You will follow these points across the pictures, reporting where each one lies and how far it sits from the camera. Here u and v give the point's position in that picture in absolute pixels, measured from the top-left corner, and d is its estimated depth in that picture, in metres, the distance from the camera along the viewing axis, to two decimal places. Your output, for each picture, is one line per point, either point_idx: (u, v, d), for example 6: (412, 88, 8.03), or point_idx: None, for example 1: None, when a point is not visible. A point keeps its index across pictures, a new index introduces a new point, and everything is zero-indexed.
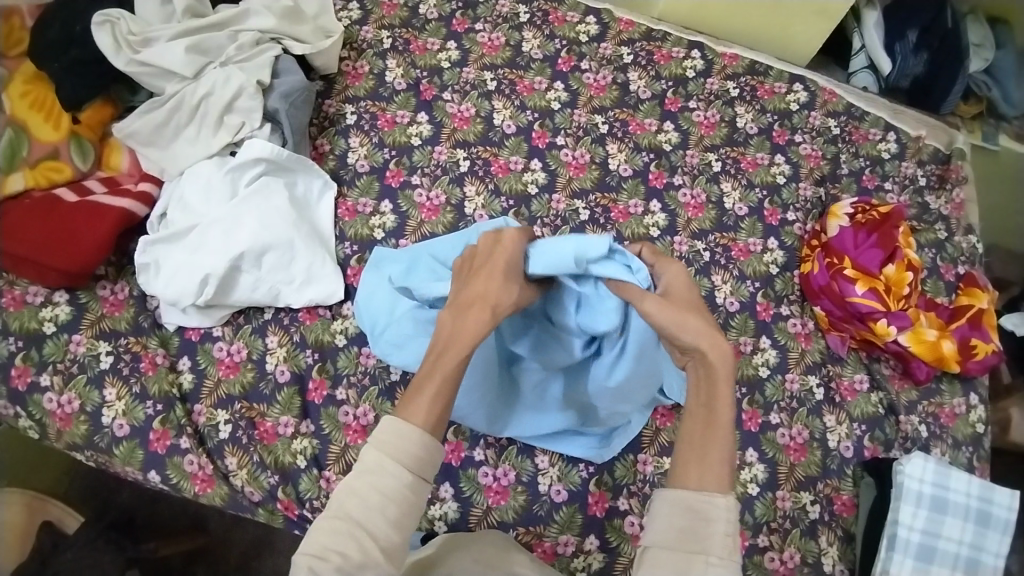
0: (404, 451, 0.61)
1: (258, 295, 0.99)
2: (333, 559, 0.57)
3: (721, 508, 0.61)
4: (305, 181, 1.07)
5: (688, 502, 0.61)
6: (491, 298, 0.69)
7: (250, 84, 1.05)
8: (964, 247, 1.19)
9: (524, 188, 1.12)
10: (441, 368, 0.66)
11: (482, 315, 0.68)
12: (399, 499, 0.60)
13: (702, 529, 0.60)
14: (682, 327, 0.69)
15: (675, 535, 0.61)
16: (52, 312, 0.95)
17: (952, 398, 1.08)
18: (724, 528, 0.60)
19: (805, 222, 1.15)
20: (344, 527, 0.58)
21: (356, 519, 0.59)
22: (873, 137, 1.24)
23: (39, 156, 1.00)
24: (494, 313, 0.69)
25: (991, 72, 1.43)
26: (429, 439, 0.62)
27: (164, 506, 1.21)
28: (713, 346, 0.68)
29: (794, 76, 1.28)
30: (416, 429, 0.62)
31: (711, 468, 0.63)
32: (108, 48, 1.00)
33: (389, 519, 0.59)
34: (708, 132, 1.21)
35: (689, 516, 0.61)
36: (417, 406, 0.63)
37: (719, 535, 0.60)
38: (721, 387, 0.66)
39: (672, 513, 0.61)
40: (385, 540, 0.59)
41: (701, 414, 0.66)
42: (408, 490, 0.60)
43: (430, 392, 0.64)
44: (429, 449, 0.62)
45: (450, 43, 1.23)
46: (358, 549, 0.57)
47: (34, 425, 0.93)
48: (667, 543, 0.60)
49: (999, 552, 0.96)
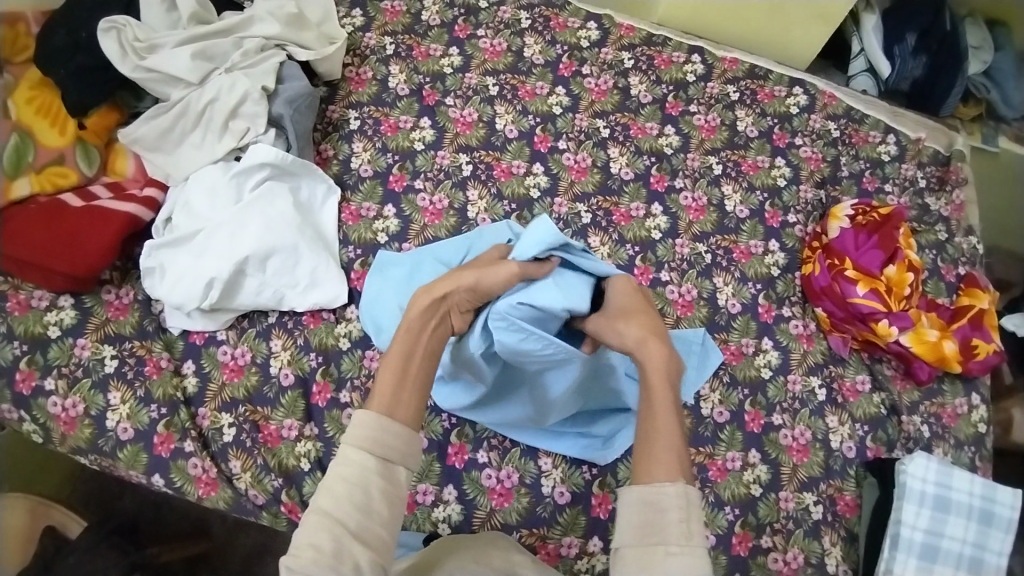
0: (367, 441, 0.66)
1: (262, 298, 0.99)
2: (308, 552, 0.59)
3: (674, 496, 0.65)
4: (309, 186, 1.08)
5: (645, 495, 0.65)
6: (443, 287, 0.79)
7: (254, 90, 1.05)
8: (965, 248, 1.19)
9: (526, 191, 1.13)
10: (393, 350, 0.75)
11: (428, 297, 0.79)
12: (367, 484, 0.64)
13: (660, 519, 0.64)
14: (614, 335, 0.79)
15: (637, 528, 0.64)
16: (57, 316, 0.96)
17: (954, 398, 1.08)
18: (679, 515, 0.64)
19: (806, 224, 1.16)
20: (317, 521, 0.62)
21: (327, 510, 0.62)
22: (873, 139, 1.25)
23: (45, 161, 1.01)
24: (439, 293, 0.79)
25: (991, 75, 1.43)
26: (388, 423, 0.67)
27: (168, 512, 1.21)
28: (647, 346, 0.76)
29: (794, 79, 1.29)
30: (376, 413, 0.68)
31: (659, 460, 0.68)
32: (114, 54, 1.01)
33: (358, 504, 0.62)
34: (709, 135, 1.21)
35: (647, 508, 0.64)
36: (374, 394, 0.70)
37: (675, 522, 0.63)
38: (659, 386, 0.73)
39: (632, 508, 0.65)
40: (360, 525, 0.62)
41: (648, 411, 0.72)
42: (377, 476, 0.64)
43: (385, 381, 0.71)
44: (392, 432, 0.67)
45: (453, 49, 1.24)
46: (331, 538, 0.60)
47: (39, 429, 0.93)
48: (632, 536, 0.64)
49: (1003, 551, 0.96)
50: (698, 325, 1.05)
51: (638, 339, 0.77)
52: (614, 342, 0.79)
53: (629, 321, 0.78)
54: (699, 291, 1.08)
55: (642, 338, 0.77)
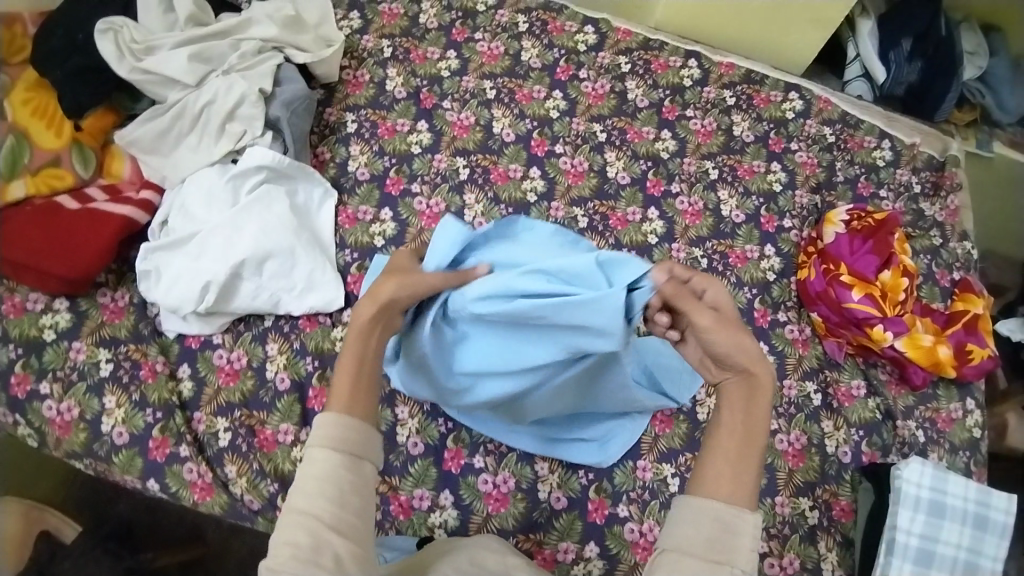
0: (333, 438, 0.59)
1: (258, 302, 0.99)
2: (286, 551, 0.55)
3: (749, 524, 0.57)
4: (306, 189, 1.07)
5: (717, 512, 0.57)
6: (378, 294, 0.67)
7: (251, 93, 1.05)
8: (959, 253, 1.20)
9: (523, 196, 1.13)
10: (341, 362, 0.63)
11: (370, 304, 0.66)
12: (338, 479, 0.58)
13: (727, 540, 0.56)
14: (729, 341, 0.62)
15: (701, 543, 0.56)
16: (52, 319, 0.96)
17: (949, 403, 1.08)
18: (751, 543, 0.57)
19: (802, 229, 1.16)
20: (291, 521, 0.57)
21: (301, 508, 0.57)
22: (868, 144, 1.25)
23: (40, 163, 1.01)
24: (381, 300, 0.67)
25: (985, 80, 1.44)
26: (352, 420, 0.60)
27: (163, 516, 1.21)
28: (759, 370, 0.63)
29: (790, 84, 1.29)
30: (337, 414, 0.60)
31: (741, 481, 0.59)
32: (110, 56, 1.01)
33: (333, 499, 0.57)
34: (705, 140, 1.22)
35: (714, 526, 0.57)
36: (332, 397, 0.62)
37: (746, 549, 0.56)
38: (758, 408, 0.62)
39: (699, 521, 0.57)
40: (338, 520, 0.57)
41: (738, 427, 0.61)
42: (345, 471, 0.59)
43: (342, 378, 0.63)
44: (354, 426, 0.60)
45: (450, 52, 1.25)
46: (307, 534, 0.55)
47: (34, 433, 0.93)
48: (690, 549, 0.56)
49: (997, 556, 0.96)
50: None
51: (748, 365, 0.62)
52: (734, 356, 0.63)
53: (739, 337, 0.62)
54: None
55: (745, 364, 0.62)
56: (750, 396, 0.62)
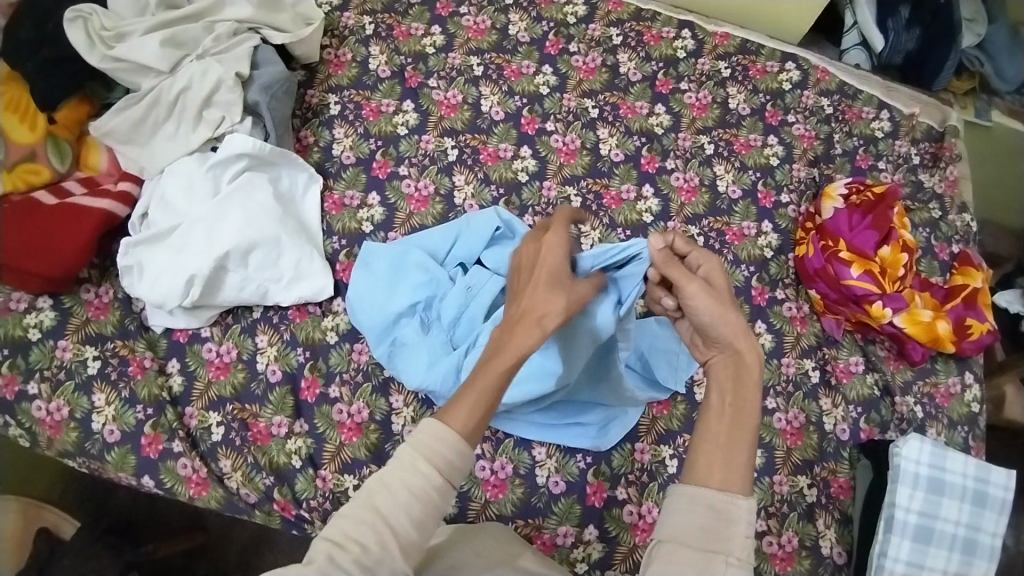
0: (440, 458, 0.58)
1: (246, 293, 0.97)
2: (352, 548, 0.54)
3: (744, 511, 0.56)
4: (289, 175, 1.04)
5: (711, 499, 0.56)
6: (541, 310, 0.63)
7: (228, 77, 1.01)
8: (958, 225, 1.18)
9: (514, 176, 1.10)
10: (482, 385, 0.61)
11: (531, 331, 0.62)
12: (427, 500, 0.57)
13: (723, 528, 0.55)
14: (721, 320, 0.63)
15: (697, 534, 0.55)
16: (36, 318, 0.93)
17: (947, 377, 1.08)
18: (746, 530, 0.55)
19: (799, 204, 1.14)
20: (366, 518, 0.56)
21: (381, 511, 0.56)
22: (866, 115, 1.22)
23: (16, 159, 0.97)
24: (545, 330, 0.63)
25: (984, 46, 1.40)
26: (465, 448, 0.59)
27: (161, 508, 1.20)
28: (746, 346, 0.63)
29: (786, 54, 1.26)
30: (455, 434, 0.58)
31: (733, 466, 0.57)
32: (81, 45, 0.97)
33: (415, 519, 0.56)
34: (700, 114, 1.19)
35: (709, 515, 0.56)
36: (459, 411, 0.59)
37: (741, 537, 0.55)
38: (747, 389, 0.61)
39: (693, 509, 0.56)
40: (409, 541, 0.56)
41: (729, 410, 0.60)
42: (436, 495, 0.57)
43: (475, 398, 0.60)
44: (464, 458, 0.58)
45: (435, 28, 1.20)
46: (377, 541, 0.55)
47: (25, 433, 0.91)
48: (684, 539, 0.55)
49: (997, 531, 0.97)
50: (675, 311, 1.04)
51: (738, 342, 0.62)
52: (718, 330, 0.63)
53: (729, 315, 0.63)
54: None
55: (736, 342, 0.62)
56: (735, 372, 0.62)
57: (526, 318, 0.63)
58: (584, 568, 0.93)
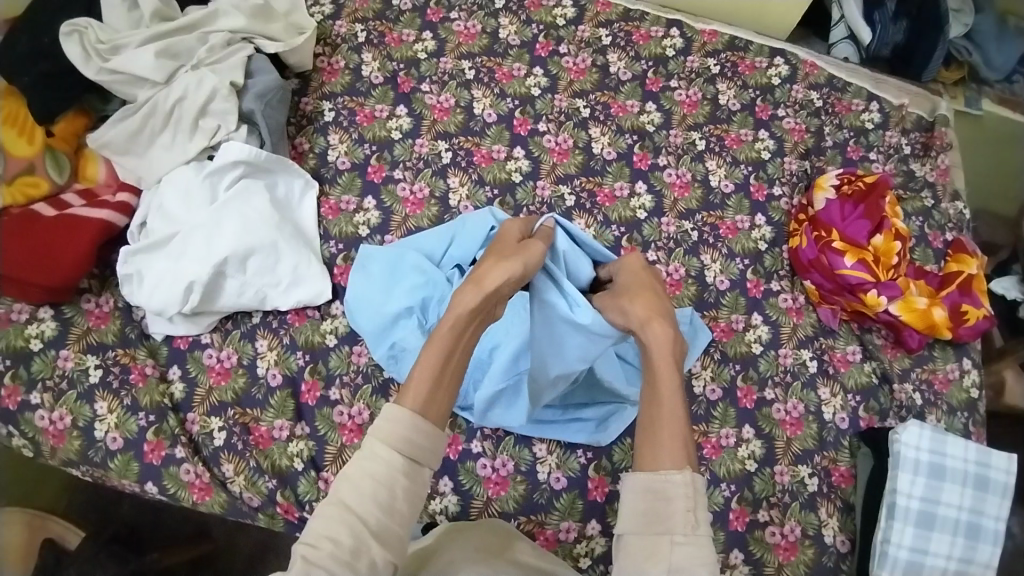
0: (398, 439, 0.63)
1: (244, 299, 0.98)
2: (325, 545, 0.57)
3: (679, 485, 0.65)
4: (286, 182, 1.05)
5: (648, 485, 0.66)
6: (480, 276, 0.76)
7: (223, 86, 1.03)
8: (952, 213, 1.19)
9: (508, 176, 1.11)
10: (428, 353, 0.70)
11: (473, 291, 0.73)
12: (392, 482, 0.61)
13: (664, 508, 0.64)
14: (615, 310, 0.82)
15: (643, 518, 0.65)
16: (37, 329, 0.94)
17: (945, 364, 1.08)
18: (685, 504, 0.64)
19: (791, 196, 1.15)
20: (336, 514, 0.59)
21: (350, 505, 0.60)
22: (856, 107, 1.23)
23: (15, 172, 0.98)
24: (482, 286, 0.74)
25: (971, 37, 1.41)
26: (421, 423, 0.64)
27: (167, 517, 1.20)
28: (651, 324, 0.77)
29: (774, 50, 1.27)
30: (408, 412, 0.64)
31: (663, 446, 0.69)
32: (77, 58, 0.98)
33: (382, 503, 0.60)
34: (690, 111, 1.20)
35: (651, 498, 0.65)
36: (409, 390, 0.67)
37: (680, 511, 0.63)
38: (660, 362, 0.75)
39: (636, 497, 0.66)
40: (380, 526, 0.59)
41: (649, 394, 0.74)
42: (402, 477, 0.62)
43: (423, 374, 0.68)
44: (423, 434, 0.64)
45: (426, 33, 1.22)
46: (350, 534, 0.58)
47: (28, 443, 0.92)
48: (636, 527, 0.65)
49: (1000, 515, 0.97)
50: (687, 304, 1.05)
51: (641, 320, 0.78)
52: (619, 318, 0.81)
53: (633, 299, 0.80)
54: (686, 268, 1.07)
55: (645, 317, 0.78)
56: (648, 357, 0.76)
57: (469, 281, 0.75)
58: (587, 563, 0.94)
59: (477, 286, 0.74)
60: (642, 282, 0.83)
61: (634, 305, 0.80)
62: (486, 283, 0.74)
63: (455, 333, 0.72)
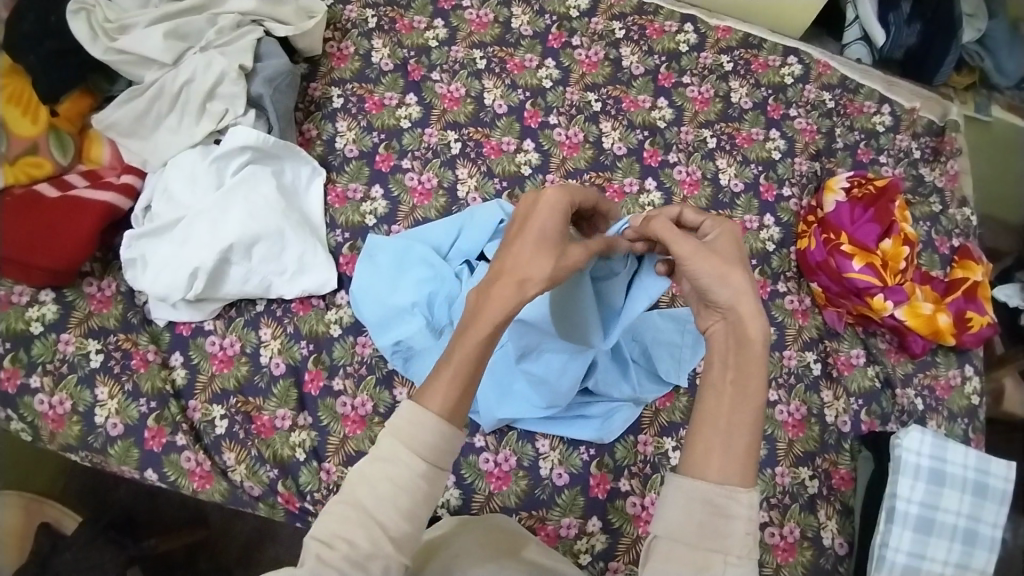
0: (420, 442, 0.58)
1: (249, 286, 0.97)
2: (341, 546, 0.55)
3: (744, 505, 0.55)
4: (293, 168, 1.04)
5: (706, 495, 0.55)
6: (526, 273, 0.61)
7: (231, 69, 1.01)
8: (959, 219, 1.19)
9: (517, 169, 1.10)
10: (458, 357, 0.60)
11: (510, 295, 0.60)
12: (413, 488, 0.57)
13: (721, 526, 0.54)
14: (721, 284, 0.60)
15: (693, 531, 0.55)
16: (38, 312, 0.93)
17: (947, 370, 1.08)
18: (745, 526, 0.54)
19: (801, 197, 1.15)
20: (352, 514, 0.57)
21: (367, 507, 0.57)
22: (867, 110, 1.23)
23: (18, 152, 0.96)
24: (525, 296, 0.61)
25: (984, 42, 1.41)
26: (445, 426, 0.59)
27: (164, 502, 1.20)
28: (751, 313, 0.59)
29: (788, 48, 1.26)
30: (432, 415, 0.58)
31: (732, 455, 0.56)
32: (83, 37, 0.97)
33: (401, 510, 0.57)
34: (702, 108, 1.19)
35: (707, 511, 0.55)
36: (434, 390, 0.59)
37: (740, 534, 0.54)
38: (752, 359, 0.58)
39: (690, 506, 0.55)
40: (397, 531, 0.57)
41: (731, 389, 0.58)
42: (422, 481, 0.58)
43: (451, 375, 0.60)
44: (446, 439, 0.59)
45: (437, 21, 1.20)
46: (367, 539, 0.55)
47: (27, 427, 0.91)
48: (681, 537, 0.55)
49: (997, 522, 0.98)
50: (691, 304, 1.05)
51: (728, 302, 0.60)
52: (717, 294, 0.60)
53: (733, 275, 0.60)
54: None
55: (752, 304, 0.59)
56: (737, 342, 0.59)
57: (504, 277, 0.61)
58: (588, 559, 0.94)
59: (518, 288, 0.60)
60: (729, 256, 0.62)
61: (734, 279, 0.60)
62: (527, 290, 0.60)
63: (490, 341, 0.60)
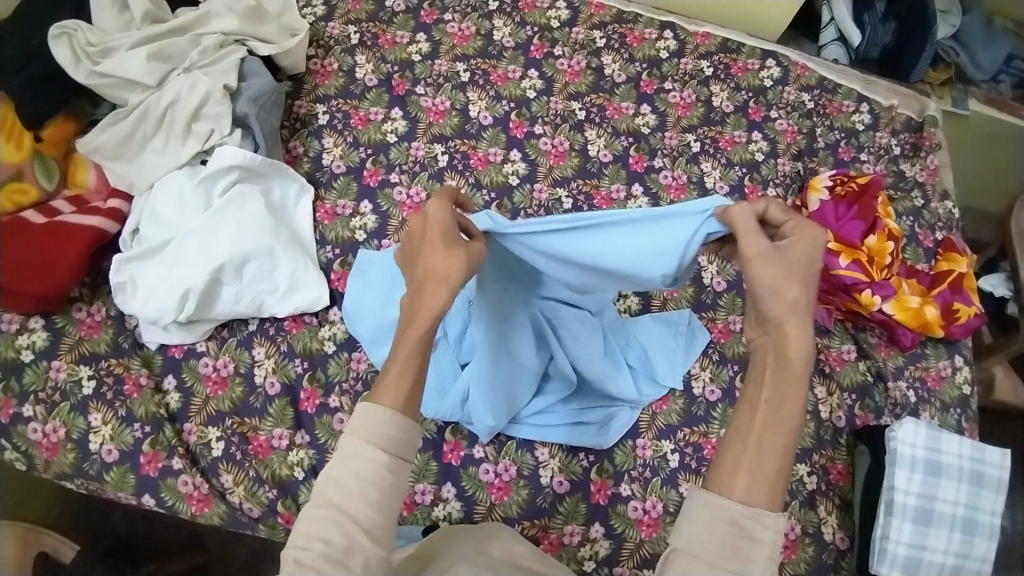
0: (381, 435, 0.57)
1: (241, 306, 0.96)
2: (317, 546, 0.54)
3: (771, 529, 0.55)
4: (281, 186, 1.04)
5: (733, 515, 0.55)
6: (446, 269, 0.64)
7: (216, 90, 1.01)
8: (941, 213, 1.20)
9: (505, 179, 1.10)
10: (405, 352, 0.62)
11: (443, 288, 0.63)
12: (380, 480, 0.56)
13: (746, 548, 0.54)
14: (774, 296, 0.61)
15: (715, 547, 0.54)
16: (28, 339, 0.92)
17: (938, 361, 1.10)
18: (770, 551, 0.54)
19: (786, 197, 1.16)
20: (325, 515, 0.55)
21: (337, 504, 0.56)
22: (846, 108, 1.25)
23: (3, 178, 0.95)
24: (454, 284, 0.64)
25: (958, 38, 1.44)
26: (402, 418, 0.59)
27: (160, 526, 1.18)
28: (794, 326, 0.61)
29: (766, 51, 1.28)
30: (386, 407, 0.59)
31: (764, 480, 0.56)
32: (66, 61, 0.97)
33: (372, 502, 0.56)
34: (684, 112, 1.20)
35: (731, 530, 0.54)
36: (385, 386, 0.60)
37: (763, 558, 0.54)
38: (791, 379, 0.60)
39: (712, 522, 0.55)
40: (374, 524, 0.56)
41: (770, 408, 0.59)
42: (388, 472, 0.57)
43: (396, 369, 0.61)
44: (405, 429, 0.59)
45: (420, 35, 1.21)
46: (342, 535, 0.54)
47: (19, 457, 0.90)
48: (699, 553, 0.54)
49: (995, 510, 0.99)
50: (685, 306, 1.06)
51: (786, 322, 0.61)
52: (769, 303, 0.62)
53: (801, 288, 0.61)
54: None
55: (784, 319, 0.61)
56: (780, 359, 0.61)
57: (432, 278, 0.64)
58: (591, 566, 0.93)
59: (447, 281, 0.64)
60: (802, 264, 0.62)
61: (791, 291, 0.61)
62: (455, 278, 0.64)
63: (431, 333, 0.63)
